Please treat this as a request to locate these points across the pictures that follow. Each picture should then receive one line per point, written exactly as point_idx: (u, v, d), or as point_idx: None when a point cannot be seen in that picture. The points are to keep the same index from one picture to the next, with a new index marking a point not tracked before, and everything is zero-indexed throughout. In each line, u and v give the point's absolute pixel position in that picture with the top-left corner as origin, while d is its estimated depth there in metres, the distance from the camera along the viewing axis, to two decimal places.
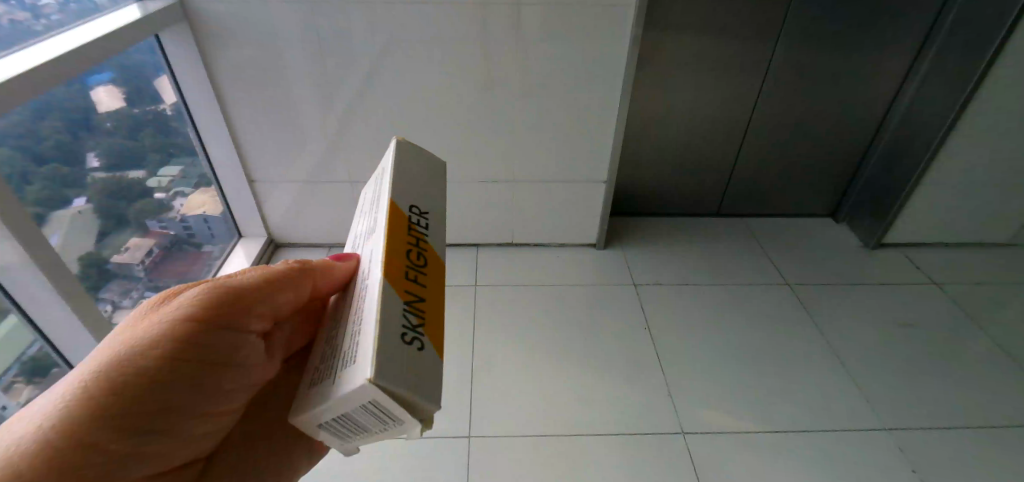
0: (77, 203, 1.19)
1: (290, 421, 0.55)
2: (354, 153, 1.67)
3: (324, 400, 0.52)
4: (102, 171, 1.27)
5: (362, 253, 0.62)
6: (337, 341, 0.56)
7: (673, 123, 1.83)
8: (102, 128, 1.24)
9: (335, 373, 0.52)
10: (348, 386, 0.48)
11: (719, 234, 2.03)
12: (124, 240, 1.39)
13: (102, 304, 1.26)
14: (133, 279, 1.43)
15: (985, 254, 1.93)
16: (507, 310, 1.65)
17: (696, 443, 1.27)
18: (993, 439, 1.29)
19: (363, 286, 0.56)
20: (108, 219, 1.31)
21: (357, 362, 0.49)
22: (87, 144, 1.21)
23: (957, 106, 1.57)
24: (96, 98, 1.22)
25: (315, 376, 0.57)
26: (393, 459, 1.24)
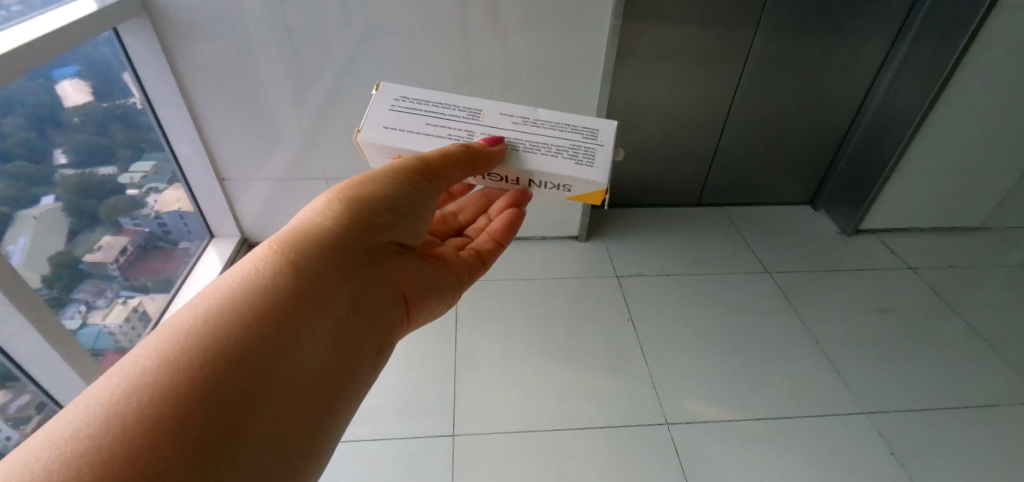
0: (44, 202, 1.16)
1: (595, 180, 0.76)
2: (330, 149, 1.63)
3: (599, 158, 0.77)
4: (70, 168, 1.24)
5: (488, 129, 0.79)
6: (565, 146, 0.78)
7: (654, 113, 1.82)
8: (70, 124, 1.23)
9: (589, 144, 0.78)
10: (609, 130, 0.79)
11: (701, 223, 2.04)
12: (97, 239, 1.35)
13: (74, 308, 1.26)
14: (108, 279, 1.41)
15: (958, 238, 1.97)
16: (489, 306, 1.63)
17: (681, 434, 1.28)
18: (967, 420, 1.32)
19: (538, 123, 0.80)
20: (79, 218, 1.28)
21: (596, 128, 0.80)
22: (54, 142, 1.19)
23: (931, 95, 1.58)
24: (62, 93, 1.21)
25: (571, 167, 0.77)
26: (377, 460, 1.22)
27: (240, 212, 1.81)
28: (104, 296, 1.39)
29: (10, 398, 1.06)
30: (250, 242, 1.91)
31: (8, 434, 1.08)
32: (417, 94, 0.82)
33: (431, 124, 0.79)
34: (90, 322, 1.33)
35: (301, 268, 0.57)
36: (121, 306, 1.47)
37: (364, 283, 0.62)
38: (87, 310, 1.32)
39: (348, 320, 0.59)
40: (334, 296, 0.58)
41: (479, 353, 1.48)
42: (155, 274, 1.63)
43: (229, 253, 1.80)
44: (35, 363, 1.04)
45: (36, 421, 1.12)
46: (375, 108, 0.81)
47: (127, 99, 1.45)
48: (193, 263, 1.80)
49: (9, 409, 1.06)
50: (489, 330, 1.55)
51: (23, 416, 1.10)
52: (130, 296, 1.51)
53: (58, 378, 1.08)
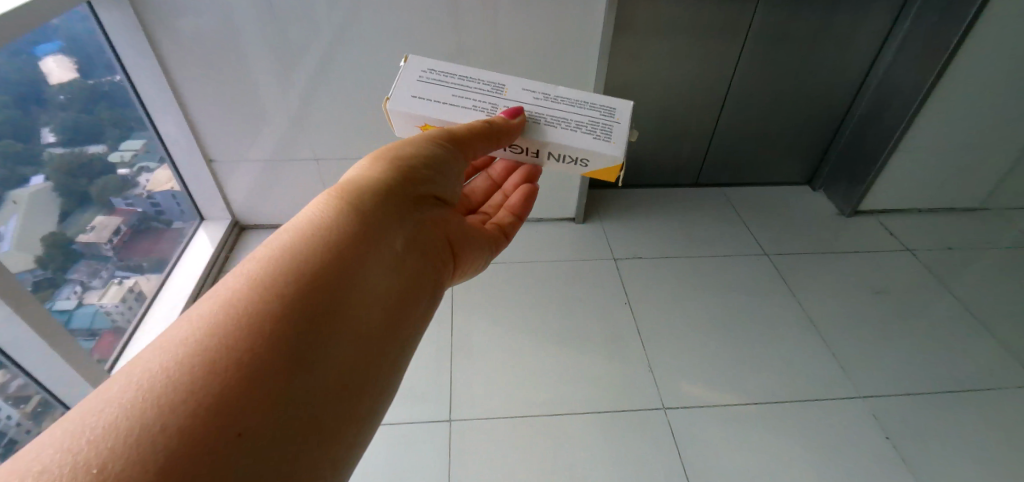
0: (35, 182, 1.13)
1: (611, 156, 0.75)
2: (321, 129, 1.59)
3: (616, 133, 0.77)
4: (59, 147, 1.20)
5: (510, 101, 0.78)
6: (584, 122, 0.78)
7: (652, 91, 1.78)
8: (55, 101, 1.19)
9: (608, 121, 0.78)
10: (624, 107, 0.80)
11: (698, 204, 2.02)
12: (90, 219, 1.32)
13: (69, 289, 1.24)
14: (102, 259, 1.38)
15: (955, 218, 1.96)
16: (485, 289, 1.62)
17: (677, 418, 1.28)
18: (959, 401, 1.33)
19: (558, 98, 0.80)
20: (70, 198, 1.25)
21: (613, 105, 0.80)
22: (40, 120, 1.15)
23: (934, 73, 1.55)
24: (47, 69, 1.16)
25: (590, 142, 0.76)
26: (373, 447, 1.22)
27: (230, 195, 1.77)
28: (99, 277, 1.36)
29: (9, 380, 1.06)
30: (240, 225, 1.88)
31: (8, 412, 1.09)
32: (441, 66, 0.81)
33: (458, 96, 0.78)
34: (86, 303, 1.29)
35: (349, 215, 0.55)
36: (117, 286, 1.43)
37: (410, 233, 0.60)
38: (83, 291, 1.29)
39: (399, 269, 0.57)
40: (382, 231, 0.57)
41: (474, 337, 1.47)
42: (149, 255, 1.59)
43: (219, 237, 1.77)
44: (22, 353, 1.02)
45: (35, 401, 1.13)
46: (403, 79, 0.80)
47: (110, 78, 1.40)
48: (186, 245, 1.76)
49: (8, 389, 1.07)
50: (485, 313, 1.54)
51: (23, 395, 1.10)
52: (125, 277, 1.48)
53: (49, 366, 1.06)
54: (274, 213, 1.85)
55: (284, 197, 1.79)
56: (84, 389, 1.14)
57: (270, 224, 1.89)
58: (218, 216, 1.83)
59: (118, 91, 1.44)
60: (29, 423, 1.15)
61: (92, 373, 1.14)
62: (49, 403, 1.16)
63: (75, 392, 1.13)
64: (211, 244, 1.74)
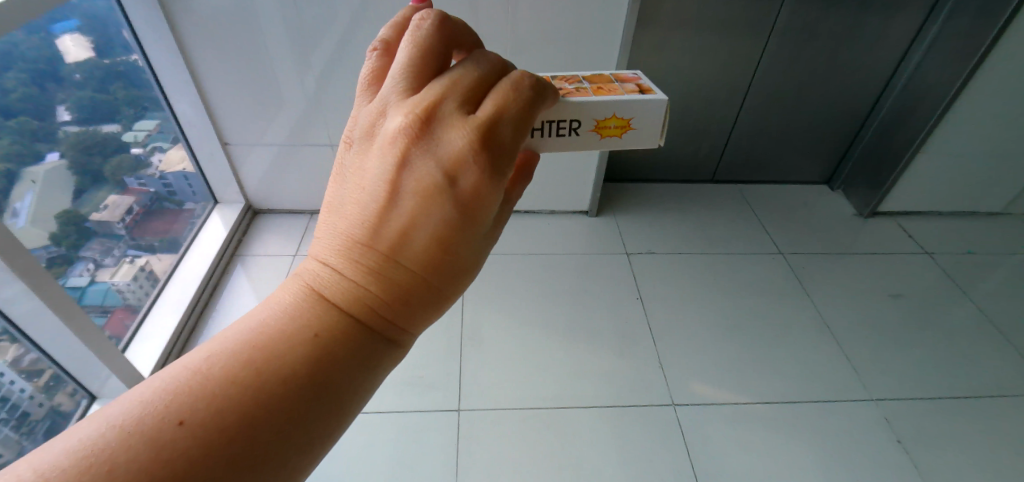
0: (49, 159, 1.14)
1: None
2: (335, 115, 1.57)
3: None
4: (74, 125, 1.21)
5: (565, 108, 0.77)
6: None
7: (671, 85, 1.76)
8: (71, 80, 1.18)
9: None
10: None
11: (714, 201, 1.99)
12: (102, 198, 1.32)
13: (82, 266, 1.24)
14: (114, 237, 1.38)
15: (978, 223, 1.91)
16: (496, 280, 1.61)
17: (686, 415, 1.28)
18: (973, 409, 1.31)
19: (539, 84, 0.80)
20: (83, 175, 1.25)
21: None
22: (56, 98, 1.15)
23: (964, 74, 1.51)
24: (62, 48, 1.15)
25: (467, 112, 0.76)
26: (382, 433, 1.23)
27: (244, 178, 1.77)
28: (111, 255, 1.36)
29: (22, 354, 1.07)
30: (252, 210, 1.87)
31: (22, 385, 1.10)
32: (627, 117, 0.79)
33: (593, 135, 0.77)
34: (99, 280, 1.30)
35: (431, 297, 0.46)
36: (129, 264, 1.43)
37: None
38: (96, 268, 1.29)
39: None
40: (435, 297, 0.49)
41: (484, 328, 1.47)
42: (161, 235, 1.59)
43: (232, 221, 1.76)
44: (35, 328, 1.03)
45: (47, 374, 1.14)
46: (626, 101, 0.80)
47: (126, 57, 1.38)
48: (200, 225, 1.75)
49: (22, 362, 1.08)
50: (497, 304, 1.54)
51: (37, 368, 1.12)
52: (137, 256, 1.48)
53: (59, 342, 1.07)
54: (287, 198, 1.84)
55: (297, 181, 1.78)
56: (98, 367, 1.15)
57: (282, 210, 1.88)
58: (232, 199, 1.83)
59: (135, 70, 1.42)
60: (42, 396, 1.15)
61: (105, 351, 1.15)
62: (60, 376, 1.17)
63: (87, 368, 1.15)
64: (223, 228, 1.74)
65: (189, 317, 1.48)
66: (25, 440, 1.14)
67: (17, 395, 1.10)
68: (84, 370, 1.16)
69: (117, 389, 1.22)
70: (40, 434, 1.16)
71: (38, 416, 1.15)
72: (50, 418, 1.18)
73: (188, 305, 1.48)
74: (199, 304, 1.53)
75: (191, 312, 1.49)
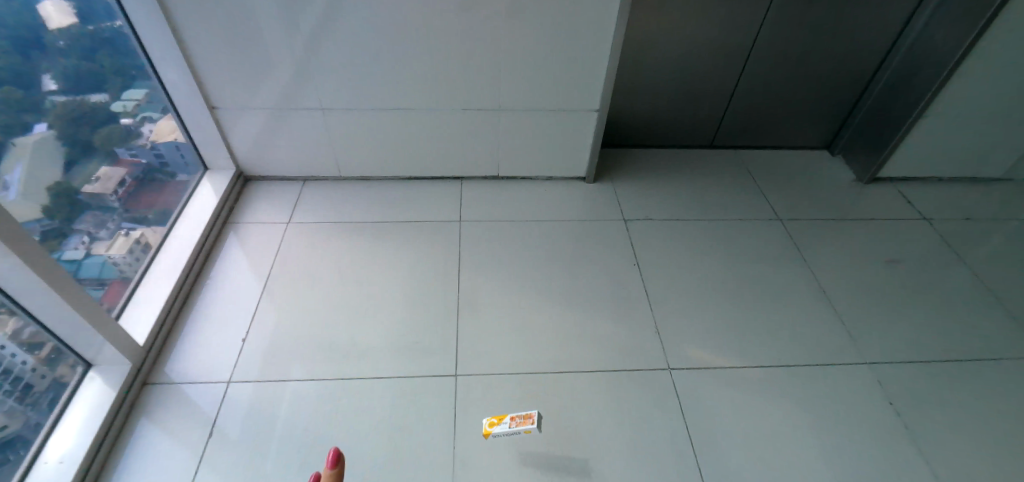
0: (38, 129, 1.11)
1: None
2: (326, 77, 1.52)
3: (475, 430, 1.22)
4: (60, 94, 1.16)
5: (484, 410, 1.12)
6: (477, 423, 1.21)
7: (670, 47, 1.71)
8: (54, 48, 1.13)
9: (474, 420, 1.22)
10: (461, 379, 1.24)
11: (713, 167, 1.96)
12: (94, 169, 1.28)
13: (75, 239, 1.20)
14: (108, 210, 1.34)
15: (978, 189, 1.89)
16: (494, 246, 1.60)
17: (682, 378, 1.29)
18: (963, 372, 1.33)
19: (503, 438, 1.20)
20: (73, 147, 1.21)
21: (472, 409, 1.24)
22: (40, 66, 1.11)
23: (970, 36, 1.47)
24: (44, 14, 1.12)
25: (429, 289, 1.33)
26: (379, 398, 1.24)
27: (233, 144, 1.72)
28: (106, 228, 1.32)
29: (21, 326, 1.05)
30: (244, 176, 1.82)
31: (24, 358, 1.06)
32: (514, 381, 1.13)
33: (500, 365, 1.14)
34: (95, 253, 1.27)
35: None
36: (125, 237, 1.39)
37: None
38: (91, 242, 1.26)
39: None
40: None
41: (481, 293, 1.47)
42: (155, 208, 1.53)
43: (223, 188, 1.71)
44: (30, 299, 1.02)
45: (48, 346, 1.11)
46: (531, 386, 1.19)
47: (113, 22, 1.32)
48: (190, 194, 1.68)
49: (22, 335, 1.06)
50: (493, 270, 1.53)
51: (37, 341, 1.09)
52: (132, 229, 1.42)
53: (60, 315, 1.06)
54: (277, 165, 1.79)
55: (288, 147, 1.73)
56: (92, 334, 1.13)
57: (272, 177, 1.83)
58: (222, 165, 1.77)
59: (122, 36, 1.36)
60: (44, 369, 1.11)
61: (99, 318, 1.14)
62: (60, 348, 1.14)
63: (86, 337, 1.14)
64: (214, 195, 1.68)
65: (184, 284, 1.45)
66: (29, 412, 1.09)
67: (21, 367, 1.06)
68: (80, 339, 1.14)
69: (114, 356, 1.20)
70: (44, 406, 1.12)
71: (41, 387, 1.11)
72: (52, 389, 1.13)
73: (182, 273, 1.45)
74: (192, 272, 1.49)
75: (185, 279, 1.46)
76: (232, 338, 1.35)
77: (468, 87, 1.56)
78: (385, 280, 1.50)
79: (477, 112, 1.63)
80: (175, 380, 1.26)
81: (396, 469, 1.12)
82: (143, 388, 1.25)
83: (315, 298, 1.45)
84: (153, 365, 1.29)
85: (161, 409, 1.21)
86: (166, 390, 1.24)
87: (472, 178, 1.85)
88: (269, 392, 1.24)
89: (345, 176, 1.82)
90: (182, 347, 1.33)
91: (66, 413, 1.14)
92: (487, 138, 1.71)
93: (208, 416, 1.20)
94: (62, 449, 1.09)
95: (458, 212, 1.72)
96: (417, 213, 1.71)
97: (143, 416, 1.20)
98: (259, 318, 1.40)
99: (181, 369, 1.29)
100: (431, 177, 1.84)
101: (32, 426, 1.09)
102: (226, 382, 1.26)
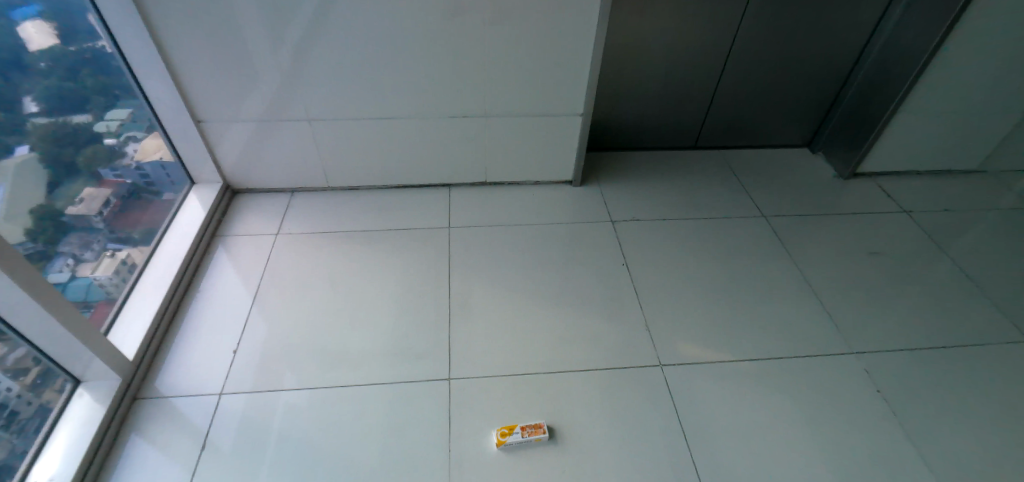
0: (20, 151, 1.10)
1: None
2: (313, 88, 1.53)
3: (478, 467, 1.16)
4: (42, 116, 1.15)
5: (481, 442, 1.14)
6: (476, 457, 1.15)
7: (651, 51, 1.75)
8: (36, 69, 1.13)
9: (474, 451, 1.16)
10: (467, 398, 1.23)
11: (698, 167, 1.99)
12: (78, 190, 1.28)
13: (61, 260, 1.18)
14: (93, 231, 1.32)
15: (955, 181, 1.94)
16: (484, 251, 1.62)
17: (674, 375, 1.30)
18: (947, 358, 1.36)
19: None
20: (56, 168, 1.21)
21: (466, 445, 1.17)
22: (22, 88, 1.11)
23: (939, 34, 1.52)
24: (24, 35, 1.11)
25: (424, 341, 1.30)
26: (373, 404, 1.23)
27: (221, 157, 1.71)
28: (91, 249, 1.30)
29: (7, 351, 1.04)
30: (231, 189, 1.81)
31: (9, 385, 1.04)
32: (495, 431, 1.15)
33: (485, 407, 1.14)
34: (80, 275, 1.24)
35: None
36: (110, 258, 1.37)
37: None
38: (76, 263, 1.24)
39: None
40: None
41: (472, 297, 1.47)
42: (140, 228, 1.51)
43: (211, 201, 1.70)
44: (17, 317, 1.01)
45: (33, 372, 1.10)
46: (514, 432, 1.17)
47: (98, 42, 1.34)
48: (177, 209, 1.67)
49: (6, 361, 1.03)
50: (483, 274, 1.54)
51: (22, 367, 1.07)
52: (117, 249, 1.41)
53: (50, 333, 1.06)
54: (265, 177, 1.79)
55: (276, 158, 1.73)
56: (81, 348, 1.12)
57: (260, 188, 1.83)
58: (210, 178, 1.76)
59: (108, 56, 1.38)
60: (29, 395, 1.09)
61: (88, 334, 1.13)
62: (45, 373, 1.12)
63: (76, 354, 1.13)
64: (202, 208, 1.68)
65: (173, 297, 1.44)
66: (15, 439, 1.07)
67: (6, 394, 1.03)
68: (69, 355, 1.13)
69: (103, 371, 1.18)
70: (29, 432, 1.09)
71: (27, 413, 1.08)
72: (38, 414, 1.11)
73: (171, 286, 1.44)
74: (182, 285, 1.48)
75: (174, 293, 1.45)
76: (223, 350, 1.34)
77: (453, 94, 1.58)
78: (376, 288, 1.50)
79: (463, 119, 1.65)
80: (166, 394, 1.25)
81: (392, 474, 1.12)
82: (133, 403, 1.24)
83: (307, 308, 1.44)
84: (143, 378, 1.28)
85: (152, 424, 1.20)
86: (157, 404, 1.23)
87: (460, 184, 1.86)
88: (262, 403, 1.23)
89: (333, 186, 1.83)
90: (173, 359, 1.32)
91: (52, 437, 1.11)
92: (474, 144, 1.73)
93: (200, 429, 1.19)
94: (51, 469, 1.07)
95: (447, 218, 1.73)
96: (407, 220, 1.72)
97: (133, 431, 1.18)
98: (250, 329, 1.39)
99: (172, 382, 1.28)
100: (419, 184, 1.85)
101: (17, 453, 1.07)
102: (218, 394, 1.25)
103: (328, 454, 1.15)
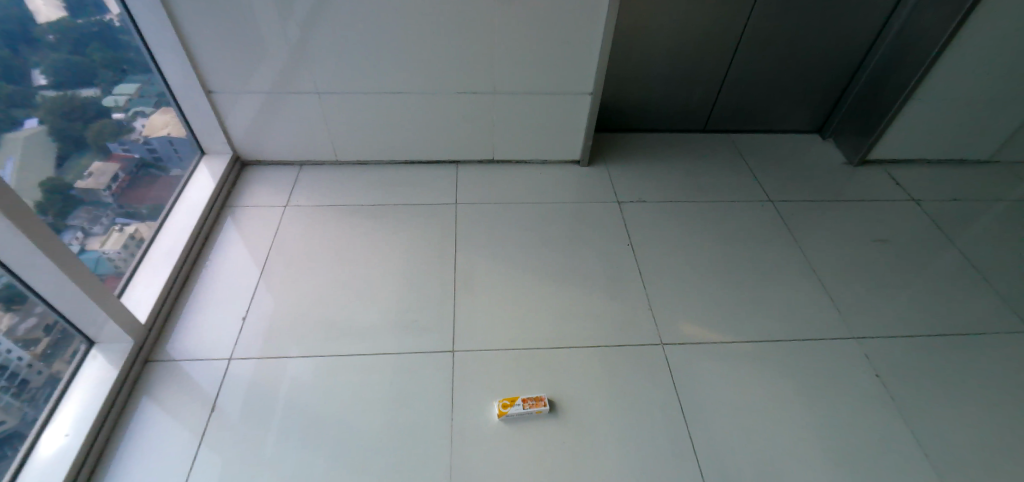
0: (30, 124, 1.10)
1: None
2: (321, 61, 1.53)
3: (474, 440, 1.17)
4: (51, 89, 1.15)
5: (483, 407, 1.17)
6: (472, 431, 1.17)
7: (663, 32, 1.73)
8: (44, 42, 1.13)
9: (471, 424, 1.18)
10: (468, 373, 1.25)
11: (706, 150, 1.98)
12: (87, 164, 1.27)
13: (70, 234, 1.17)
14: (101, 206, 1.31)
15: (966, 171, 1.91)
16: (490, 227, 1.63)
17: (674, 352, 1.32)
18: (947, 347, 1.37)
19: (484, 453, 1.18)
20: (65, 142, 1.20)
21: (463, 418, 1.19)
22: (29, 61, 1.11)
23: (956, 21, 1.49)
24: (31, 7, 1.12)
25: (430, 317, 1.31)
26: (378, 374, 1.26)
27: (230, 128, 1.72)
28: (99, 223, 1.29)
29: (19, 320, 1.06)
30: (240, 161, 1.82)
31: (20, 354, 1.06)
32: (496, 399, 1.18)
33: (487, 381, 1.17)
34: (89, 248, 1.23)
35: None
36: (118, 233, 1.36)
37: None
38: (85, 237, 1.23)
39: None
40: None
41: (476, 273, 1.49)
42: (148, 203, 1.51)
43: (220, 172, 1.72)
44: (35, 279, 1.04)
45: (44, 342, 1.11)
46: (512, 403, 1.19)
47: (108, 14, 1.33)
48: (186, 180, 1.68)
49: (17, 331, 1.05)
50: (488, 250, 1.56)
51: (32, 337, 1.09)
52: (125, 224, 1.40)
53: (66, 296, 1.09)
54: (272, 149, 1.80)
55: (283, 131, 1.74)
56: (95, 311, 1.15)
57: (268, 161, 1.83)
58: (219, 149, 1.77)
59: (118, 28, 1.37)
60: (40, 364, 1.11)
61: (103, 298, 1.16)
62: (56, 343, 1.14)
63: (92, 316, 1.16)
64: (211, 179, 1.69)
65: (182, 265, 1.46)
66: (26, 407, 1.08)
67: (17, 363, 1.05)
68: (84, 317, 1.16)
69: (117, 334, 1.22)
70: (40, 400, 1.11)
71: (37, 383, 1.10)
72: (48, 383, 1.13)
73: (181, 254, 1.46)
74: (191, 254, 1.50)
75: (184, 261, 1.47)
76: (232, 317, 1.37)
77: (462, 72, 1.58)
78: (382, 262, 1.51)
79: (470, 96, 1.64)
80: (176, 358, 1.28)
81: (394, 440, 1.15)
82: (145, 365, 1.27)
83: (313, 280, 1.46)
84: (155, 343, 1.31)
85: (163, 387, 1.23)
86: (167, 368, 1.26)
87: (467, 161, 1.86)
88: (270, 371, 1.26)
89: (341, 161, 1.83)
90: (183, 325, 1.35)
91: (62, 404, 1.14)
92: (482, 121, 1.72)
93: (209, 393, 1.22)
94: (68, 422, 1.11)
95: (453, 195, 1.74)
96: (414, 196, 1.73)
97: (144, 393, 1.22)
98: (257, 299, 1.41)
99: (182, 347, 1.31)
100: (426, 161, 1.85)
101: (28, 420, 1.09)
102: (227, 359, 1.28)
103: (333, 419, 1.18)
